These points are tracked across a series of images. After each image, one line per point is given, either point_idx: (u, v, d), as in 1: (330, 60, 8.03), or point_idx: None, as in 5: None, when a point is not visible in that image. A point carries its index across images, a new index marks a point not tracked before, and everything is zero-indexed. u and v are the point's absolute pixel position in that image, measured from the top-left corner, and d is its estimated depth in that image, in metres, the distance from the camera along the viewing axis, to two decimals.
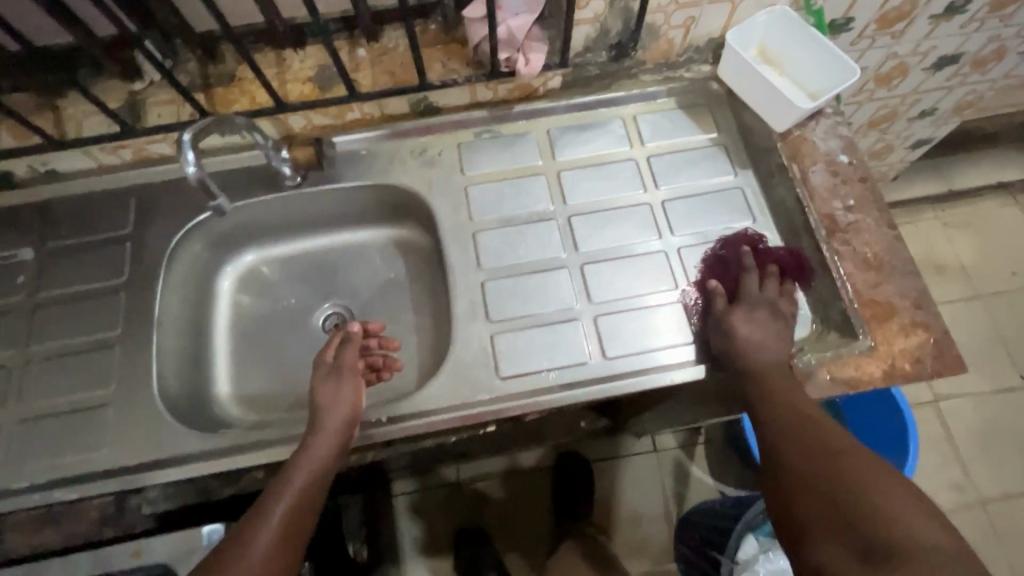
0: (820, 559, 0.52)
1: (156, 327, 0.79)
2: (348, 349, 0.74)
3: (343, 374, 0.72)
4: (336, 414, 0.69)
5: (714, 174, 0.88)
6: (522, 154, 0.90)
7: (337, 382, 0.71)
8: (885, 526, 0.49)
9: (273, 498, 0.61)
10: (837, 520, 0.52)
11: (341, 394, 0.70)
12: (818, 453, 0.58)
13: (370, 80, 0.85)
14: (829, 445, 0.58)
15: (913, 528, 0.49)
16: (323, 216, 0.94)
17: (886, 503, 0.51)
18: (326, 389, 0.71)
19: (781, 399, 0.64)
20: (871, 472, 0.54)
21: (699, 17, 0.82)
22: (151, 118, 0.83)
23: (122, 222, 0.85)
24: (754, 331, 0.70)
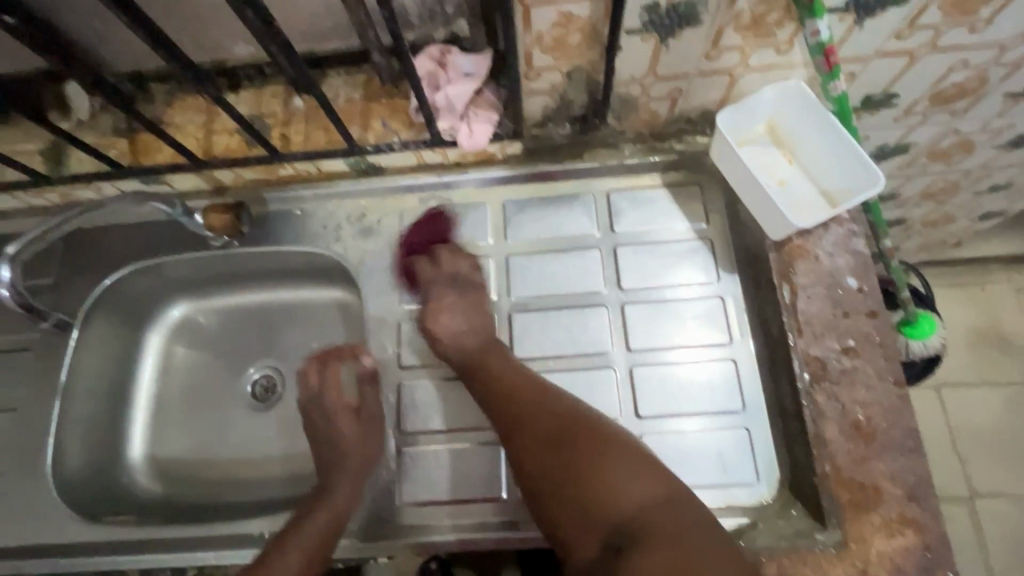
0: (575, 556, 0.58)
1: (61, 394, 0.76)
2: (370, 390, 0.71)
3: (360, 414, 0.70)
4: (354, 452, 0.68)
5: (691, 276, 0.73)
6: (469, 230, 0.78)
7: (363, 426, 0.69)
8: (613, 505, 0.57)
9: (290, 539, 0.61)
10: (544, 465, 0.61)
11: (366, 438, 0.68)
12: (546, 436, 0.62)
13: (302, 137, 0.75)
14: (559, 412, 0.63)
15: (647, 495, 0.57)
16: (257, 273, 0.86)
17: (608, 478, 0.58)
18: (347, 433, 0.69)
19: (491, 372, 0.68)
20: (621, 458, 0.59)
21: (687, 89, 0.66)
22: (73, 163, 0.78)
23: (45, 269, 0.81)
24: (455, 326, 0.71)
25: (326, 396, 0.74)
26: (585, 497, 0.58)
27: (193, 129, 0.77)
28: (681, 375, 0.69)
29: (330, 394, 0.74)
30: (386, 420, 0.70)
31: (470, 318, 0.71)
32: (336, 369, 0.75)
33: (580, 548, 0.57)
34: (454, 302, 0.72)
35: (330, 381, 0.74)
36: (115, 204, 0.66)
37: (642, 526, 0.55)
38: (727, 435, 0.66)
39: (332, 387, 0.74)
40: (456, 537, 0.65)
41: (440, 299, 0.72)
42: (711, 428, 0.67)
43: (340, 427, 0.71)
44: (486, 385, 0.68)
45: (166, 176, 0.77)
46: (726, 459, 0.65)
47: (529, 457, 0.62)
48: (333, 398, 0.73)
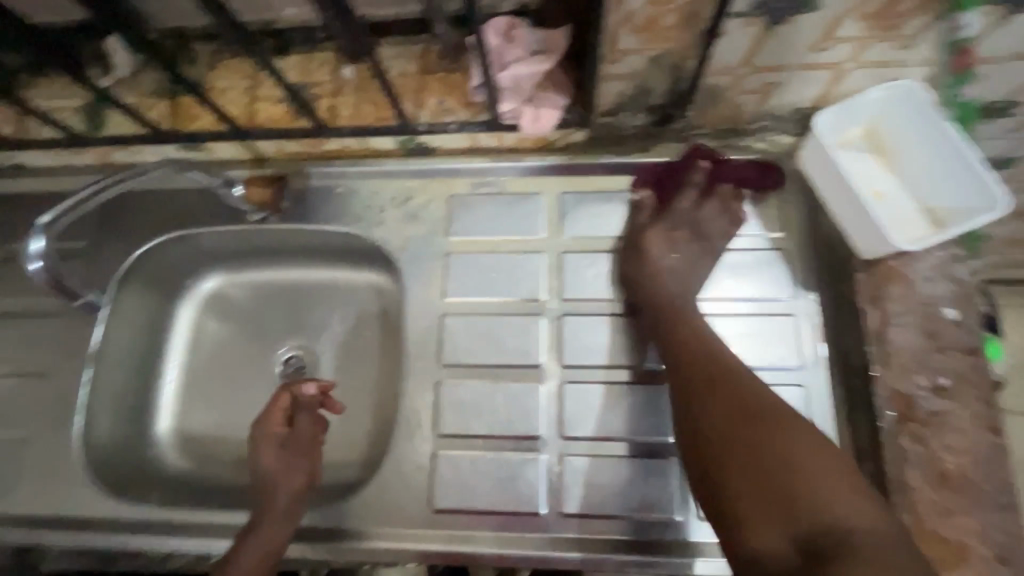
0: (750, 546, 0.49)
1: (92, 364, 0.74)
2: (302, 417, 0.67)
3: (296, 443, 0.66)
4: (287, 483, 0.63)
5: (762, 290, 0.67)
6: (521, 222, 0.72)
7: (289, 457, 0.65)
8: (830, 514, 0.47)
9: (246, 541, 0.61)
10: (734, 454, 0.52)
11: (293, 471, 0.65)
12: (747, 412, 0.54)
13: (351, 110, 0.70)
14: (743, 399, 0.55)
15: (852, 513, 0.47)
16: (294, 250, 0.82)
17: (823, 488, 0.48)
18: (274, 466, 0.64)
19: (667, 316, 0.64)
20: (728, 386, 0.56)
21: (784, 83, 0.59)
22: (112, 125, 0.74)
23: (78, 232, 0.78)
24: (666, 258, 0.67)
25: (260, 424, 0.66)
26: (793, 496, 0.49)
27: (237, 94, 0.72)
28: None
29: (266, 422, 0.67)
30: (313, 454, 0.67)
31: (677, 266, 0.67)
32: (285, 398, 0.67)
33: (771, 538, 0.48)
34: (662, 240, 0.68)
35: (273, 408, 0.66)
36: (148, 173, 0.62)
37: (810, 497, 0.48)
38: None
39: (274, 414, 0.66)
40: (491, 550, 0.62)
41: (643, 254, 0.67)
42: None
43: (269, 458, 0.65)
44: (657, 312, 0.65)
45: (206, 142, 0.73)
46: None
47: (737, 450, 0.52)
48: (267, 424, 0.66)
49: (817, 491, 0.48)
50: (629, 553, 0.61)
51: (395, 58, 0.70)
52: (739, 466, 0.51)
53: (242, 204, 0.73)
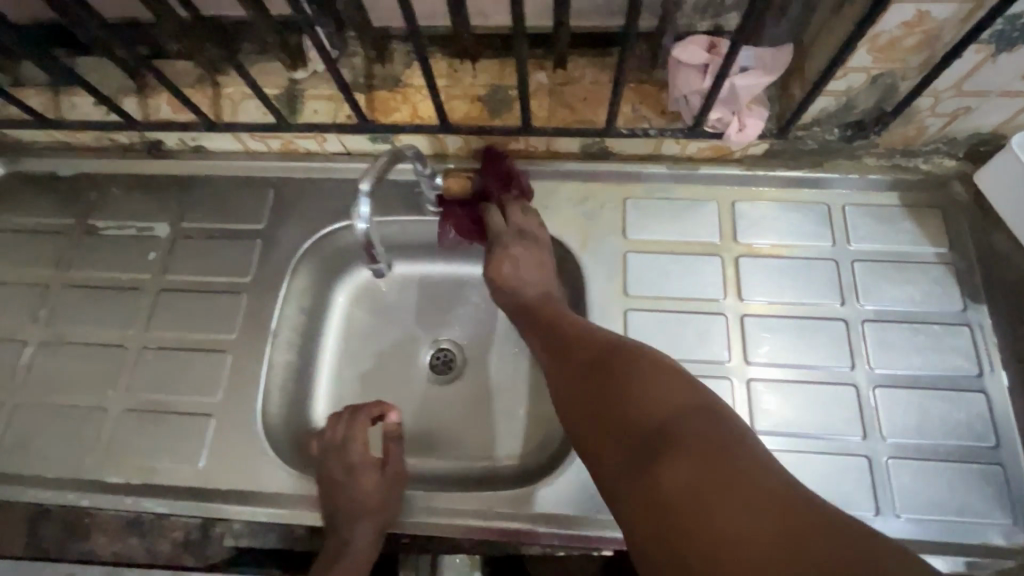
0: (616, 479, 0.50)
1: (271, 341, 0.75)
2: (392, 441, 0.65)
3: (368, 463, 0.64)
4: (380, 510, 0.62)
5: (934, 301, 0.71)
6: (696, 227, 0.76)
7: (381, 478, 0.64)
8: (625, 408, 0.52)
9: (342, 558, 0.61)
10: (621, 411, 0.52)
11: (391, 502, 0.63)
12: (635, 380, 0.53)
13: (546, 112, 0.74)
14: (610, 365, 0.56)
15: (767, 483, 0.44)
16: (455, 245, 0.85)
17: (732, 454, 0.46)
18: (369, 489, 0.62)
19: (564, 334, 0.63)
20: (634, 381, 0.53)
21: (976, 108, 0.64)
22: (307, 113, 0.77)
23: (256, 214, 0.81)
24: (530, 279, 0.71)
25: (347, 443, 0.64)
26: (670, 437, 0.48)
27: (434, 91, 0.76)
28: (924, 401, 0.67)
29: (353, 442, 0.64)
30: (407, 480, 0.65)
31: (540, 269, 0.72)
32: (364, 420, 0.65)
33: (661, 519, 0.45)
34: (530, 253, 0.72)
35: (355, 429, 0.65)
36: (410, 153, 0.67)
37: (727, 457, 0.46)
38: (980, 470, 0.63)
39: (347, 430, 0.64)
40: None
41: (511, 249, 0.72)
42: (961, 462, 0.64)
43: (372, 484, 0.63)
44: (563, 339, 0.63)
45: (402, 135, 0.76)
46: (977, 494, 0.63)
47: (617, 408, 0.53)
48: (356, 446, 0.64)
49: (717, 459, 0.45)
50: None
51: (637, 49, 0.72)
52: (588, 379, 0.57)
53: (436, 193, 0.75)
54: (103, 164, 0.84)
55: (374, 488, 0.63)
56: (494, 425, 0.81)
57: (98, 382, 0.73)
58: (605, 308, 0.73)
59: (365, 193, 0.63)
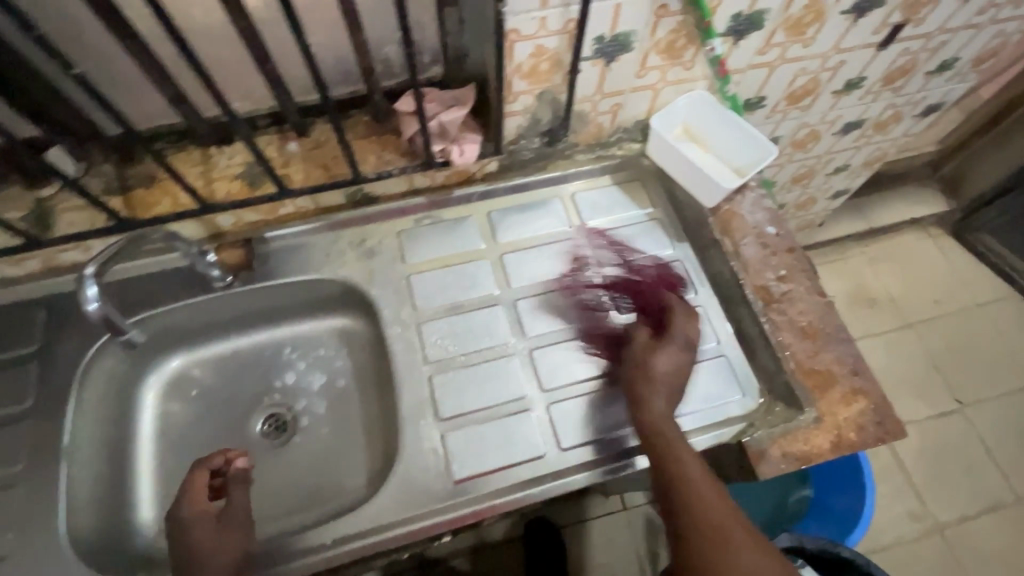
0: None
1: (66, 460, 0.71)
2: (235, 488, 0.70)
3: (218, 520, 0.67)
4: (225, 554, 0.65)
5: (653, 249, 0.90)
6: (463, 239, 0.89)
7: (223, 526, 0.67)
8: (730, 555, 0.56)
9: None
10: (690, 550, 0.57)
11: (235, 547, 0.66)
12: (728, 546, 0.57)
13: (302, 175, 0.83)
14: (715, 520, 0.58)
15: (755, 561, 0.56)
16: (259, 313, 0.89)
17: (733, 560, 0.56)
18: (204, 537, 0.65)
19: (665, 462, 0.63)
20: (741, 537, 0.58)
21: (624, 103, 0.86)
22: (62, 226, 0.78)
23: (29, 338, 0.78)
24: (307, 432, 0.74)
25: (180, 506, 0.66)
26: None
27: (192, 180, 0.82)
28: None
29: (187, 501, 0.67)
30: (249, 528, 0.69)
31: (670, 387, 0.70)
32: (202, 472, 0.69)
33: None
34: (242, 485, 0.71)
35: (194, 482, 0.68)
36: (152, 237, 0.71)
37: None
38: (713, 364, 0.81)
39: (185, 498, 0.67)
40: (510, 498, 0.72)
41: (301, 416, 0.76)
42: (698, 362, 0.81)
43: (217, 530, 0.66)
44: (664, 482, 0.62)
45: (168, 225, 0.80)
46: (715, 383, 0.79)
47: (719, 555, 0.56)
48: (191, 500, 0.67)
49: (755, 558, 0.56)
50: (548, 482, 0.73)
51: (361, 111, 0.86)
52: (749, 548, 0.57)
53: (213, 269, 0.80)
54: None
55: (214, 532, 0.66)
56: (336, 468, 0.84)
57: None
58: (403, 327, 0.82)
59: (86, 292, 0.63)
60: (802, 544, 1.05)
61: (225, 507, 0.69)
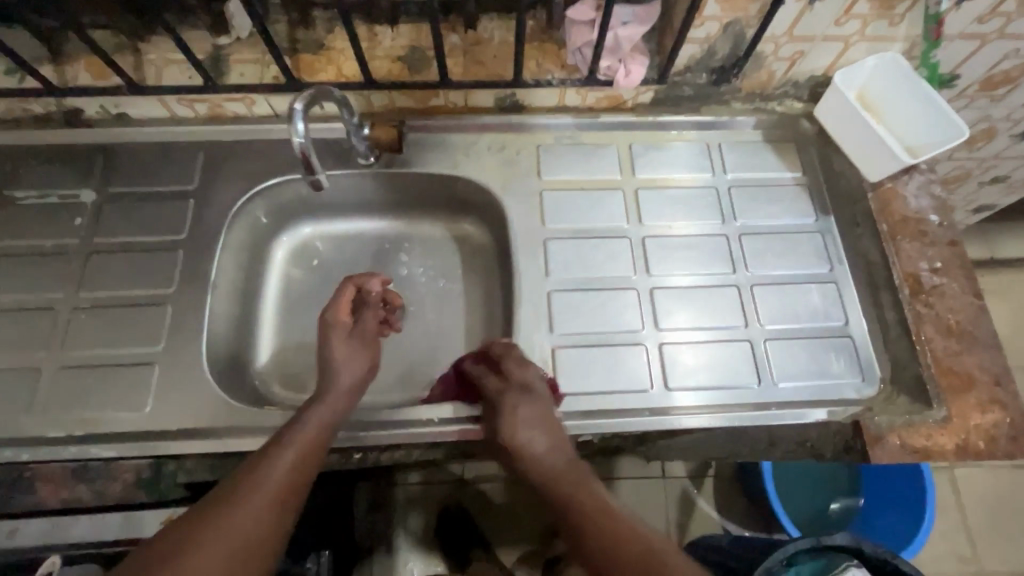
0: None
1: (211, 292, 0.77)
2: (369, 311, 0.76)
3: (356, 333, 0.73)
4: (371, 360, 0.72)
5: (795, 215, 0.85)
6: (600, 166, 0.87)
7: (353, 344, 0.71)
8: None
9: (255, 480, 0.54)
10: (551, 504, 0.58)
11: (359, 356, 0.71)
12: None
13: (461, 68, 0.83)
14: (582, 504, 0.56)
15: None
16: (389, 201, 0.92)
17: None
18: (354, 344, 0.72)
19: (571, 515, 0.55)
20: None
21: (808, 52, 0.79)
22: (233, 75, 0.81)
23: (188, 176, 0.83)
24: (536, 438, 0.62)
25: (326, 312, 0.73)
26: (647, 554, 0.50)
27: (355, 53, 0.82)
28: (792, 292, 0.80)
29: (333, 308, 0.73)
30: (376, 345, 0.74)
31: (548, 429, 0.63)
32: (350, 288, 0.76)
33: None
34: (532, 410, 0.64)
35: (343, 294, 0.75)
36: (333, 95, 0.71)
37: None
38: (836, 342, 0.77)
39: (341, 302, 0.74)
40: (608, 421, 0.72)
41: (515, 411, 0.64)
42: (822, 336, 0.78)
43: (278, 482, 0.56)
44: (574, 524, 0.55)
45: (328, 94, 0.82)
46: (836, 360, 0.76)
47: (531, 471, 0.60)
48: (334, 311, 0.73)
49: None
50: (651, 416, 0.73)
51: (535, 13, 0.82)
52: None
53: (360, 144, 0.81)
54: (13, 136, 0.83)
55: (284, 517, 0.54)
56: (439, 364, 0.87)
57: (31, 343, 0.74)
58: (530, 242, 0.82)
59: (295, 110, 0.64)
60: (860, 548, 1.02)
61: (358, 324, 0.74)
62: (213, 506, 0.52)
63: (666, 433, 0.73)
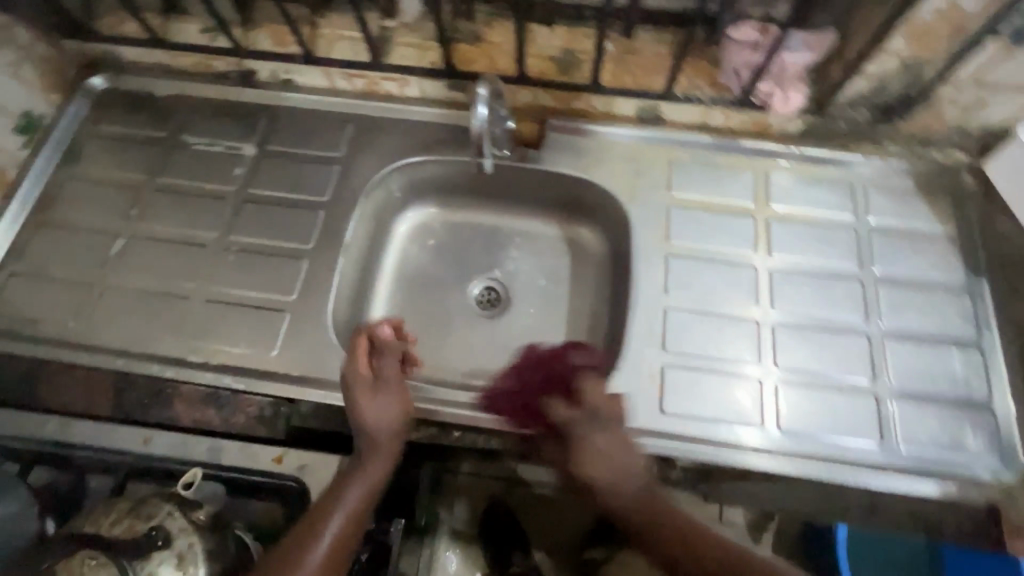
0: None
1: (343, 254, 0.82)
2: (387, 358, 0.70)
3: (381, 386, 0.69)
4: (404, 409, 0.70)
5: (943, 271, 0.79)
6: (734, 190, 0.85)
7: (380, 399, 0.68)
8: None
9: (308, 549, 0.59)
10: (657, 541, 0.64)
11: (388, 409, 0.68)
12: None
13: (610, 76, 0.83)
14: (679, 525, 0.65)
15: None
16: (511, 194, 0.94)
17: None
18: (381, 399, 0.68)
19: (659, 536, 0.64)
20: None
21: (990, 101, 0.74)
22: (394, 57, 0.86)
23: (336, 145, 0.89)
24: (608, 467, 0.67)
25: (345, 367, 0.70)
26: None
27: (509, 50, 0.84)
28: (929, 352, 0.75)
29: (350, 364, 0.70)
30: (405, 394, 0.70)
31: (628, 455, 0.68)
32: (364, 338, 0.71)
33: None
34: (602, 440, 0.68)
35: (356, 356, 0.70)
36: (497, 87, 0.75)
37: None
38: (974, 415, 0.71)
39: (356, 357, 0.70)
40: (709, 450, 0.70)
41: (587, 437, 0.69)
42: (959, 406, 0.72)
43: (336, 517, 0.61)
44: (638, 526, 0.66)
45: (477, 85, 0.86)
46: (971, 434, 0.70)
47: (649, 514, 0.66)
48: (351, 368, 0.69)
49: None
50: (755, 453, 0.70)
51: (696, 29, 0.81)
52: None
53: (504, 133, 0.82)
54: (194, 88, 0.92)
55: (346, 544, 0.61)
56: None
57: (183, 274, 0.81)
58: (651, 255, 0.81)
59: (479, 102, 0.73)
60: None
61: (380, 376, 0.70)
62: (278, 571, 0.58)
63: (769, 474, 0.70)
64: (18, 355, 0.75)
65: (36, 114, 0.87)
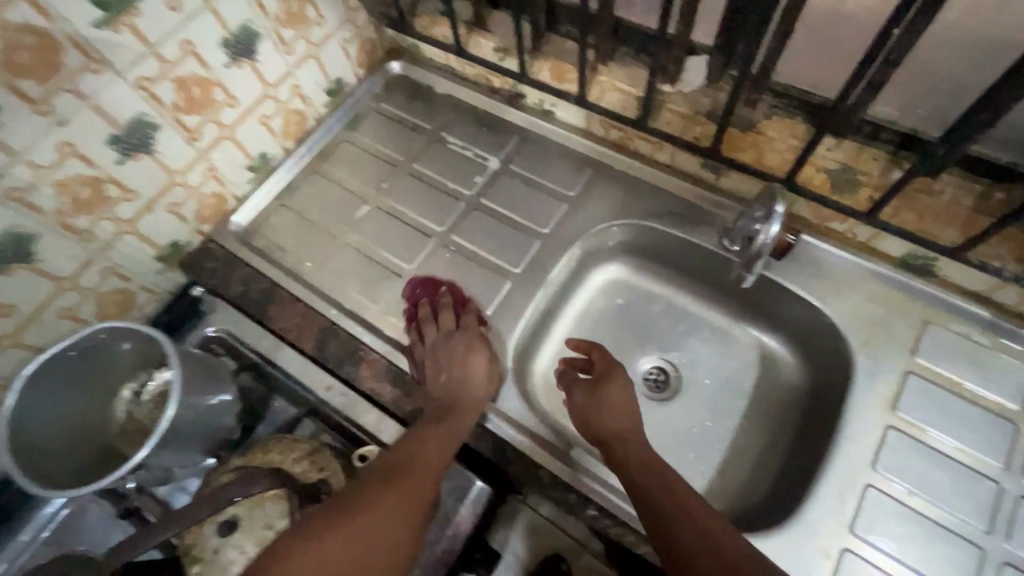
0: None
1: (543, 290, 0.85)
2: (469, 315, 0.82)
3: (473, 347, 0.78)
4: (620, 416, 0.73)
5: None
6: (1000, 383, 0.70)
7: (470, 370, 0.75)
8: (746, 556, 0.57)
9: (382, 483, 0.62)
10: (695, 538, 0.59)
11: (612, 408, 0.74)
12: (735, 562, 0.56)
13: (893, 209, 0.73)
14: (689, 500, 0.63)
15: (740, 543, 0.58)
16: (721, 286, 0.89)
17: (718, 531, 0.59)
18: (591, 403, 0.75)
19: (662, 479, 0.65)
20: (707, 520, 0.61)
21: None
22: (658, 121, 0.85)
23: (571, 185, 0.92)
24: (617, 415, 0.73)
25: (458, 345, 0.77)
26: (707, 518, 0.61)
27: (782, 148, 0.78)
28: None
29: (474, 359, 0.76)
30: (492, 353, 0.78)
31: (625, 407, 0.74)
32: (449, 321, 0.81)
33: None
34: (613, 406, 0.74)
35: (447, 338, 0.78)
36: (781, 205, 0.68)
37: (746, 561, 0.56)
38: None
39: (448, 333, 0.79)
40: None
41: (614, 412, 0.73)
42: None
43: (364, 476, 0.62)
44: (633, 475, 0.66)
45: (734, 173, 0.82)
46: None
47: (675, 505, 0.62)
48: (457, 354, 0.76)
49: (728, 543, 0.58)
50: None
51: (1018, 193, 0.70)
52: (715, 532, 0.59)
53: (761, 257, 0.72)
54: (469, 95, 1.01)
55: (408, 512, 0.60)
56: (686, 465, 0.82)
57: (404, 255, 0.89)
58: (869, 418, 0.70)
59: (777, 212, 0.68)
60: None
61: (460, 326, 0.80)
62: (353, 500, 0.60)
63: None
64: (262, 275, 0.88)
65: (342, 81, 1.01)
